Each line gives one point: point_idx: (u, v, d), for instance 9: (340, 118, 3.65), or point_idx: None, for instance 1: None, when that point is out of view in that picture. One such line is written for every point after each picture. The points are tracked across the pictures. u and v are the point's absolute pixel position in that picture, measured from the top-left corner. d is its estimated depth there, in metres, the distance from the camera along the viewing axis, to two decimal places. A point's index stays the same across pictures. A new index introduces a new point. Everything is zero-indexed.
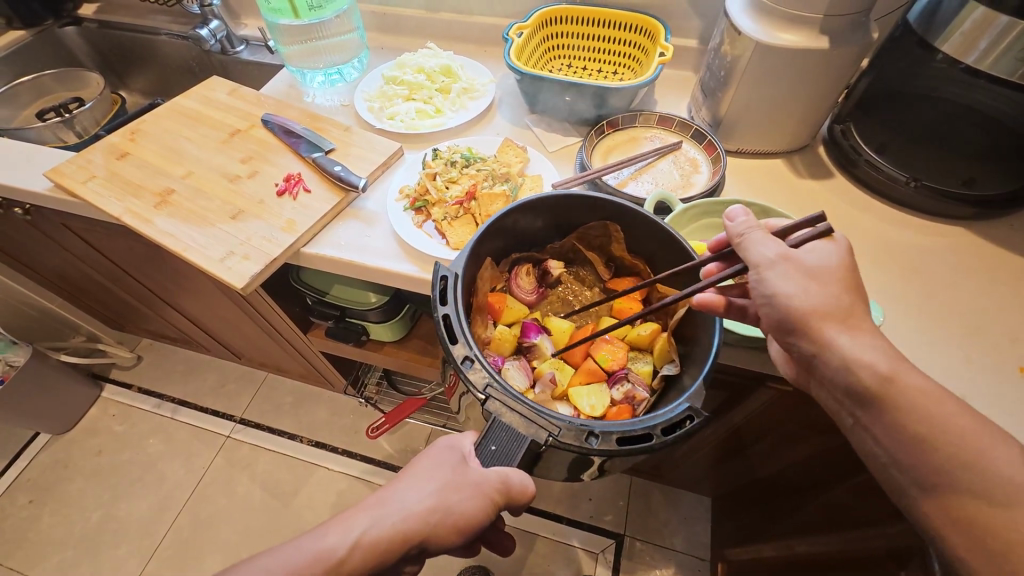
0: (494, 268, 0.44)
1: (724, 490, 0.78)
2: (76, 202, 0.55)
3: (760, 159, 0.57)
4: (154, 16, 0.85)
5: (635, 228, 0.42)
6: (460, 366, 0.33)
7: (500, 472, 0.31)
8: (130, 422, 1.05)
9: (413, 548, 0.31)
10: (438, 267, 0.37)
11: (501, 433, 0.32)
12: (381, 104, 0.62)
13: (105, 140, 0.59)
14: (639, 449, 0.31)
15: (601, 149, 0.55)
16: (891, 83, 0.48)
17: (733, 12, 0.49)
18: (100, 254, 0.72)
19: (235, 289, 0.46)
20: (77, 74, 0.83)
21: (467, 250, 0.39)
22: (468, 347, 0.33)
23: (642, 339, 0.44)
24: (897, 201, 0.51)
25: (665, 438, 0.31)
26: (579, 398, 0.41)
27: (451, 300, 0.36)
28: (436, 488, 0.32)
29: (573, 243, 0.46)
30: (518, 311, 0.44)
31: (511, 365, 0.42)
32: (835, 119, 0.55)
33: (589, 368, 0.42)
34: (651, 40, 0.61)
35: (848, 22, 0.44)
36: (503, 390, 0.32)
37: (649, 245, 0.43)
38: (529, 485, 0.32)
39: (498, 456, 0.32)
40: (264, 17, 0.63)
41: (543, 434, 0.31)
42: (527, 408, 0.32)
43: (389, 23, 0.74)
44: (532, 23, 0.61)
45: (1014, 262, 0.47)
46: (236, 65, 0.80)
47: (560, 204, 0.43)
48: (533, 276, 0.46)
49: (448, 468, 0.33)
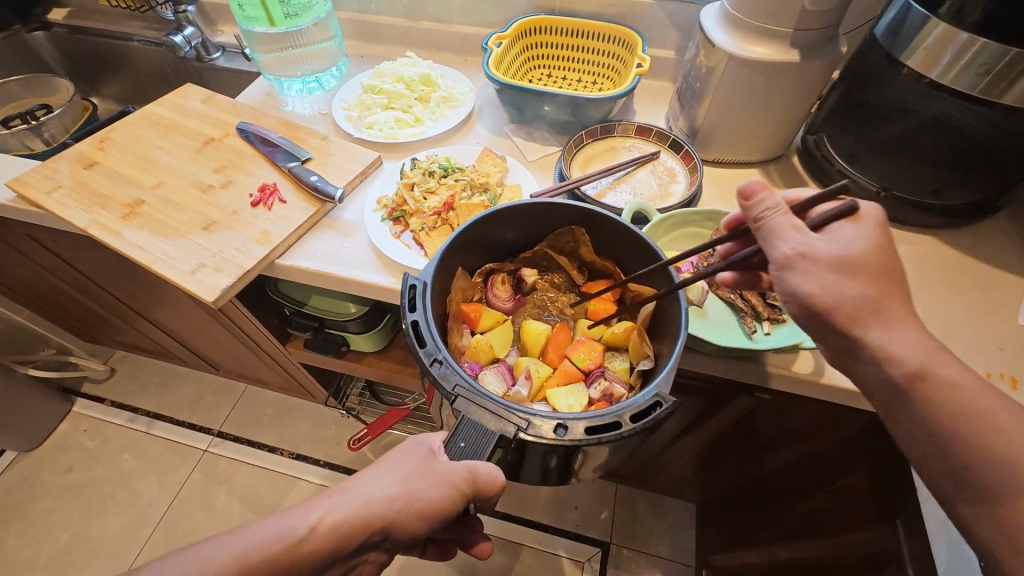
0: (468, 278, 0.44)
1: (708, 496, 0.79)
2: (40, 213, 0.54)
3: (735, 169, 0.58)
4: (127, 22, 0.83)
5: (606, 232, 0.42)
6: (429, 369, 0.32)
7: (468, 463, 0.30)
8: (102, 437, 1.01)
9: (373, 535, 0.30)
10: (406, 276, 0.36)
11: (469, 429, 0.31)
12: (360, 113, 0.62)
13: (72, 149, 0.57)
14: (610, 437, 0.30)
15: (580, 158, 0.55)
16: (860, 95, 0.49)
17: (707, 24, 0.50)
18: (68, 265, 0.70)
19: (206, 302, 0.45)
20: (46, 80, 0.81)
21: (438, 258, 0.38)
22: (437, 350, 0.33)
23: (617, 338, 0.43)
24: None
25: (634, 425, 0.31)
26: (557, 398, 0.40)
27: (420, 306, 0.35)
28: (402, 475, 0.31)
29: (545, 250, 0.46)
30: (495, 316, 0.44)
31: (487, 370, 0.42)
32: (808, 129, 0.56)
33: (566, 369, 0.42)
34: (629, 50, 0.62)
35: (817, 36, 0.45)
36: (471, 388, 0.31)
37: (619, 247, 0.43)
38: (498, 476, 0.30)
39: (467, 452, 0.31)
40: (240, 25, 0.62)
41: (512, 428, 0.30)
42: (496, 404, 0.31)
43: (368, 31, 0.74)
44: (511, 34, 0.61)
45: (979, 268, 0.48)
46: (212, 73, 0.78)
47: (531, 212, 0.43)
48: (509, 285, 0.46)
49: (415, 458, 0.32)
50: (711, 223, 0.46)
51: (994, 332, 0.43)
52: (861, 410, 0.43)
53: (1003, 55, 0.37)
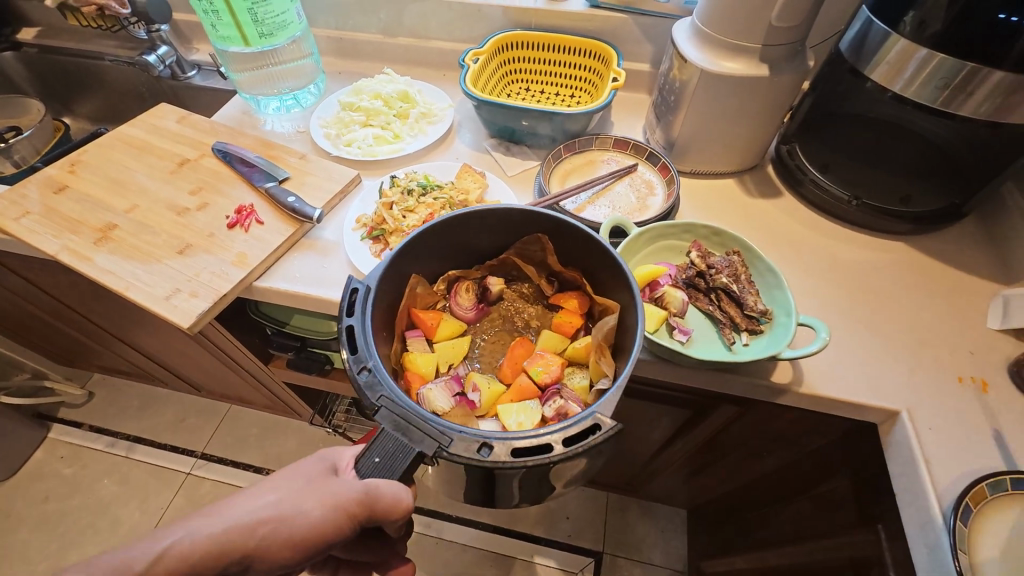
0: (427, 286, 0.45)
1: (697, 503, 0.79)
2: (9, 240, 0.52)
3: (710, 178, 0.59)
4: (99, 40, 0.82)
5: (565, 237, 0.43)
6: (355, 375, 0.31)
7: (374, 482, 0.29)
8: (80, 463, 0.99)
9: (254, 551, 0.29)
10: (350, 278, 0.36)
11: (385, 445, 0.30)
12: (338, 131, 0.61)
13: (41, 172, 0.56)
14: (537, 461, 0.29)
15: (559, 173, 0.56)
16: (829, 106, 0.50)
17: (678, 39, 0.51)
18: (40, 290, 0.68)
19: (182, 328, 0.44)
20: (16, 100, 0.79)
21: (384, 261, 0.38)
22: (367, 357, 0.32)
23: (578, 354, 0.44)
24: (841, 220, 0.54)
25: (564, 451, 0.29)
26: (507, 415, 0.40)
27: (358, 310, 0.34)
28: (281, 497, 0.30)
29: (513, 260, 0.47)
30: (454, 324, 0.46)
31: (439, 384, 0.41)
32: (782, 140, 0.58)
33: (522, 384, 0.42)
34: (605, 64, 0.62)
35: (785, 51, 0.46)
36: (396, 399, 0.30)
37: (578, 255, 0.44)
38: (402, 499, 0.29)
39: (380, 468, 0.30)
40: (214, 45, 0.61)
41: (431, 447, 0.29)
42: (419, 417, 0.30)
43: (346, 48, 0.74)
44: (487, 49, 0.62)
45: (950, 273, 0.49)
46: (188, 91, 0.77)
47: (488, 217, 0.43)
48: (473, 293, 0.47)
49: (303, 478, 0.31)
50: (687, 235, 0.47)
51: (963, 335, 0.44)
52: (838, 417, 0.44)
53: (960, 69, 0.39)
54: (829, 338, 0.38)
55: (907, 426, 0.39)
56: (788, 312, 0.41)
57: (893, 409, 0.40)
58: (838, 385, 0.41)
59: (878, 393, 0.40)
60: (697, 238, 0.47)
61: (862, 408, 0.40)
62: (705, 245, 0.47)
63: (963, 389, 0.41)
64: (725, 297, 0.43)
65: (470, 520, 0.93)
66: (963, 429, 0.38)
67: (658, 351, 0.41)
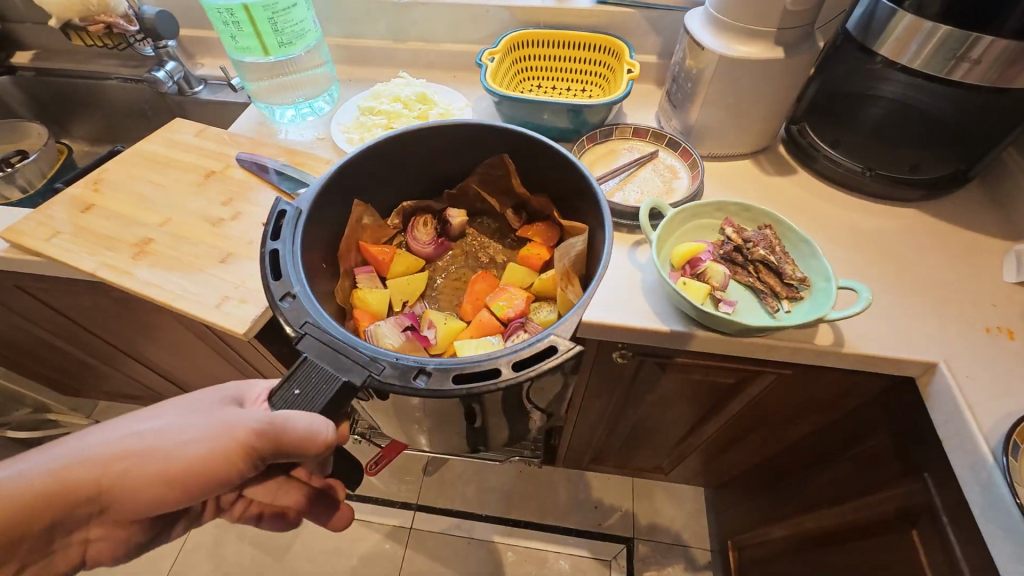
0: (376, 220, 0.51)
1: (725, 478, 0.82)
2: (39, 262, 0.52)
3: (727, 161, 0.61)
4: (98, 60, 0.81)
5: (521, 158, 0.49)
6: (279, 302, 0.32)
7: (287, 411, 0.29)
8: None
9: (117, 478, 0.30)
10: (278, 203, 0.38)
11: (304, 376, 0.30)
12: (361, 136, 0.62)
13: (65, 193, 0.55)
14: (484, 387, 0.30)
15: (585, 163, 0.57)
16: (839, 83, 0.53)
17: (693, 28, 0.53)
18: (60, 314, 0.67)
19: (235, 335, 0.44)
20: (17, 125, 0.78)
21: (314, 189, 0.41)
22: (290, 284, 0.33)
23: (544, 288, 0.49)
24: (855, 191, 0.57)
25: (513, 375, 0.30)
26: (466, 348, 0.45)
27: (282, 236, 0.37)
28: (161, 427, 0.32)
29: (476, 190, 0.53)
30: (409, 256, 0.52)
31: (393, 319, 0.47)
32: (791, 120, 0.60)
33: (484, 321, 0.47)
34: (616, 58, 0.64)
35: (797, 33, 0.49)
36: (321, 326, 0.32)
37: (537, 173, 0.49)
38: (315, 431, 0.28)
39: (298, 400, 0.30)
40: (230, 56, 0.61)
41: (360, 375, 0.30)
42: (342, 342, 0.31)
43: (355, 55, 0.75)
44: (502, 48, 0.63)
45: (962, 235, 0.52)
46: (196, 106, 0.77)
47: (432, 141, 0.48)
48: (431, 228, 0.54)
49: (193, 411, 0.33)
50: (720, 213, 0.49)
51: (983, 289, 0.47)
52: (876, 375, 0.46)
53: (966, 40, 0.41)
54: (870, 299, 0.40)
55: (947, 376, 0.41)
56: (826, 277, 0.43)
57: (931, 362, 0.42)
58: (876, 343, 0.43)
59: (915, 348, 0.43)
60: (729, 216, 0.49)
61: (902, 362, 0.43)
62: (737, 221, 0.49)
63: (992, 338, 0.43)
64: (764, 269, 0.45)
65: (498, 516, 0.95)
66: (998, 373, 0.41)
67: (708, 321, 0.42)
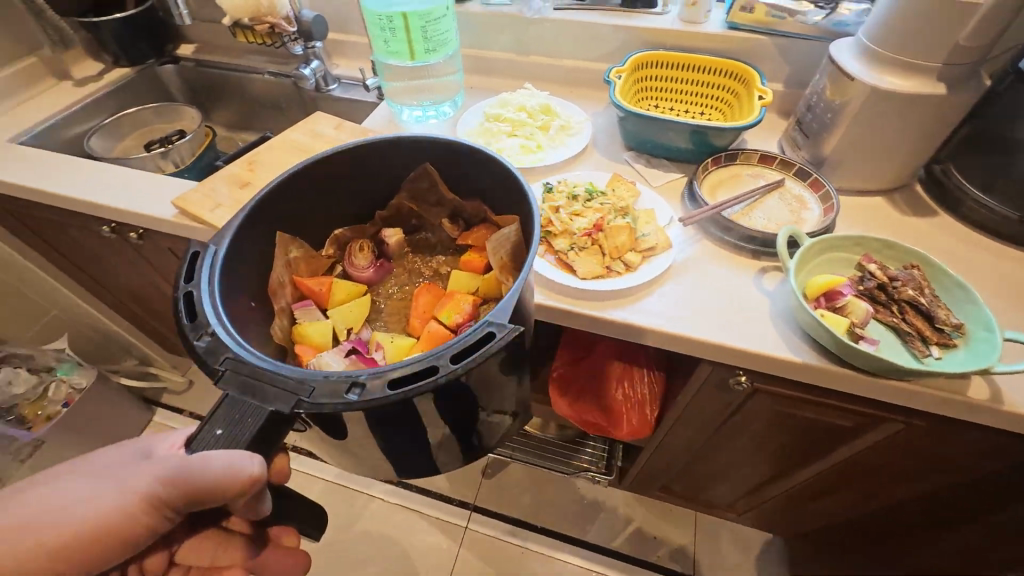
0: (311, 251, 0.50)
1: (802, 530, 0.77)
2: (199, 229, 0.58)
3: (857, 196, 0.59)
4: (249, 56, 0.90)
5: (465, 167, 0.48)
6: (194, 343, 0.31)
7: (217, 457, 0.28)
8: None
9: None
10: (189, 244, 0.36)
11: (234, 413, 0.29)
12: (485, 140, 0.65)
13: (225, 170, 0.61)
14: (417, 387, 0.28)
15: (709, 184, 0.57)
16: (1002, 125, 0.50)
17: (841, 58, 0.52)
18: None
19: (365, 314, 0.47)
20: (175, 107, 0.88)
21: (232, 226, 0.39)
22: (207, 322, 0.32)
23: (488, 290, 0.48)
24: (1005, 239, 0.53)
25: (451, 368, 0.29)
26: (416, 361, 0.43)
27: (196, 277, 0.35)
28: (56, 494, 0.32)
29: (409, 206, 0.53)
30: (348, 285, 0.50)
31: (333, 351, 0.44)
32: (934, 159, 0.57)
33: (433, 331, 0.45)
34: (743, 84, 0.64)
35: (963, 71, 0.47)
36: (241, 358, 0.30)
37: (473, 174, 0.49)
38: (246, 471, 0.27)
39: (223, 439, 0.28)
40: (376, 58, 0.67)
41: (293, 402, 0.28)
42: (274, 374, 0.29)
43: (478, 65, 0.79)
44: (629, 67, 0.65)
45: None
46: (328, 102, 0.84)
47: (375, 151, 0.47)
48: (368, 252, 0.52)
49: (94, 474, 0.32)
50: (859, 248, 0.47)
51: None
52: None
53: None
54: None
55: None
56: (988, 327, 0.40)
57: None
58: None
59: None
60: (868, 251, 0.47)
61: None
62: (877, 258, 0.47)
63: None
64: (912, 310, 0.43)
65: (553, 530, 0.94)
66: None
67: (847, 356, 0.41)
